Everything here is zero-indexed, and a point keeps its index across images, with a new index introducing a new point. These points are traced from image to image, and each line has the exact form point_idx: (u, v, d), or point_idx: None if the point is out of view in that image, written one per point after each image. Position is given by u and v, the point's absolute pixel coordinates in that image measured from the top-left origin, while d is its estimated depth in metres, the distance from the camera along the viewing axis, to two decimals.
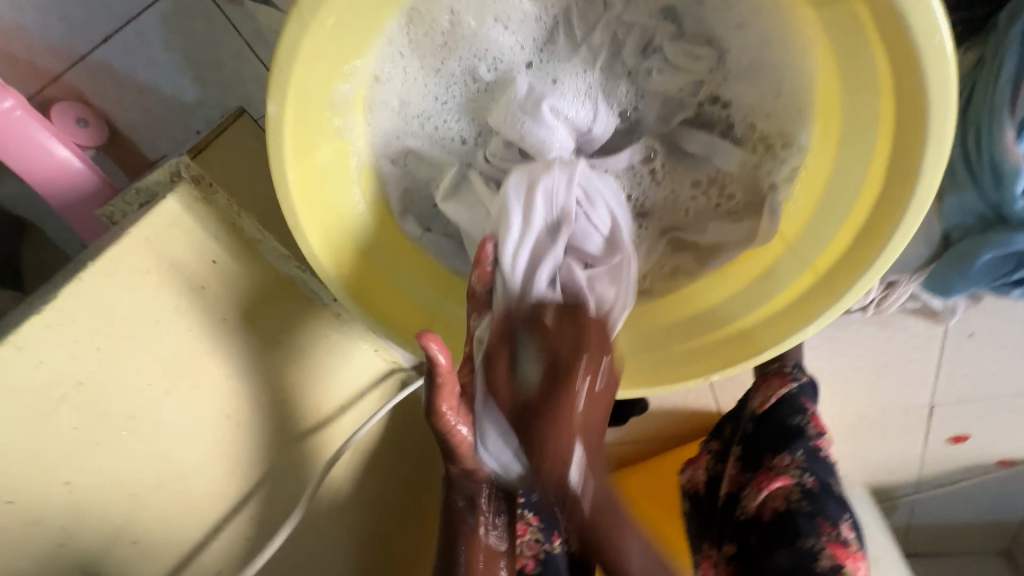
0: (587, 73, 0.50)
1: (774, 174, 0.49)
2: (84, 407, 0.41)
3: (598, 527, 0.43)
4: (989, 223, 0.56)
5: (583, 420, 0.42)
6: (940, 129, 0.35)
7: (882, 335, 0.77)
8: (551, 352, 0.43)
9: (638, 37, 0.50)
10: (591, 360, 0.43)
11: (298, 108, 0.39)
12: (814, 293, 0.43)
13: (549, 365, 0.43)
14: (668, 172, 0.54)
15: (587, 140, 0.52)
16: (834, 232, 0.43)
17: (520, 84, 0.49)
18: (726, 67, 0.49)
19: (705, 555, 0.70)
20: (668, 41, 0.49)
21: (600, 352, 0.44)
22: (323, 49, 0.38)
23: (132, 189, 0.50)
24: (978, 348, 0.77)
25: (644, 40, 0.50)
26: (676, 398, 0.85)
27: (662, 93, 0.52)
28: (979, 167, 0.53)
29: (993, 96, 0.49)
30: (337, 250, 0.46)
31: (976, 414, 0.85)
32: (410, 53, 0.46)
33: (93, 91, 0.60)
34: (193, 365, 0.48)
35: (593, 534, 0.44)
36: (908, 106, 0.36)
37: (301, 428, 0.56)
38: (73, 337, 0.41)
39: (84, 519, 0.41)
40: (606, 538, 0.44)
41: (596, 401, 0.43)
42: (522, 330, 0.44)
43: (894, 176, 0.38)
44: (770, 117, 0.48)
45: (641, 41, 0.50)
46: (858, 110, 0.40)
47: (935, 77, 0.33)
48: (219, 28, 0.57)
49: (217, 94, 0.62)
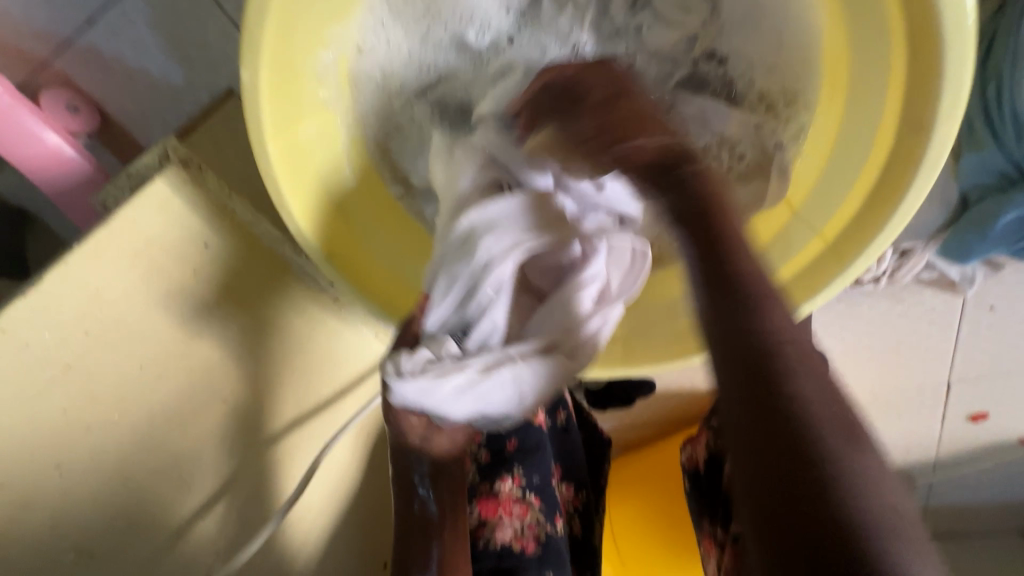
0: (576, 33, 0.48)
1: (777, 134, 0.46)
2: (74, 389, 0.41)
3: (784, 345, 0.32)
4: (1010, 181, 0.53)
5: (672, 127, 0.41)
6: (956, 69, 0.32)
7: (896, 310, 0.75)
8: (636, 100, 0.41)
9: None
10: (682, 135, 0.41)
11: (275, 77, 0.38)
12: (822, 262, 0.41)
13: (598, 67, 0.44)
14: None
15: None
16: (841, 197, 0.40)
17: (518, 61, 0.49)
18: (720, 19, 0.47)
19: (709, 535, 0.70)
20: None
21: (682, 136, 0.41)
22: (299, 9, 0.37)
23: (123, 174, 0.49)
24: (998, 321, 0.74)
25: None
26: (683, 379, 0.83)
27: (656, 50, 0.49)
28: (999, 121, 0.50)
29: (1015, 43, 0.47)
30: (323, 230, 0.45)
31: (995, 391, 0.82)
32: (391, 22, 0.45)
33: (81, 77, 0.59)
34: (188, 349, 0.47)
35: (778, 354, 0.32)
36: (923, 50, 0.33)
37: (298, 412, 0.56)
38: (60, 318, 0.41)
39: (77, 501, 0.41)
40: (792, 365, 0.32)
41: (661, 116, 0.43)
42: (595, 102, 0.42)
43: (906, 131, 0.36)
44: (773, 73, 0.46)
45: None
46: (868, 58, 0.37)
47: (950, 15, 0.31)
48: (203, 7, 0.56)
49: (206, 76, 0.60)
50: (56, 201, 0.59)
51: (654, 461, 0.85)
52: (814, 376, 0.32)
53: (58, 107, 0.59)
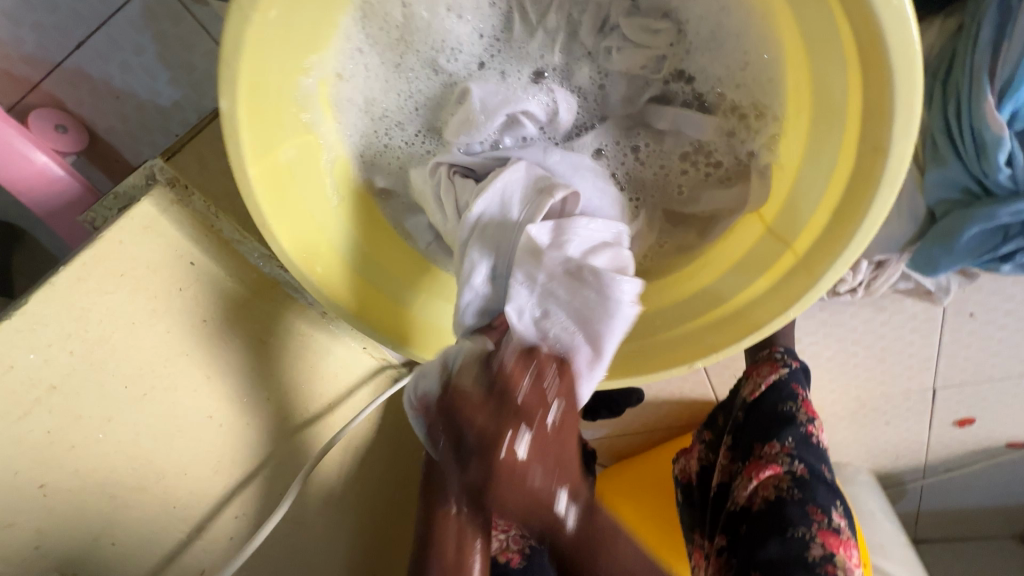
0: (546, 56, 0.51)
1: (748, 143, 0.49)
2: (58, 410, 0.42)
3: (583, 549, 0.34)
4: (973, 196, 0.54)
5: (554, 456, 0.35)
6: (907, 93, 0.33)
7: (879, 319, 0.76)
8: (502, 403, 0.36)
9: (593, 17, 0.51)
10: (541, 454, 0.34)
11: (251, 103, 0.39)
12: (794, 275, 0.42)
13: (481, 449, 0.35)
14: (652, 152, 0.54)
15: (553, 128, 0.53)
16: (813, 211, 0.41)
17: (473, 89, 0.49)
18: (686, 39, 0.50)
19: (698, 547, 0.70)
20: (623, 18, 0.50)
21: (544, 453, 0.35)
22: (270, 41, 0.38)
23: (111, 194, 0.49)
24: (979, 328, 0.75)
25: (600, 19, 0.51)
26: (671, 388, 0.84)
27: (624, 72, 0.52)
28: (960, 138, 0.51)
29: (972, 64, 0.48)
30: (308, 250, 0.45)
31: (980, 396, 0.82)
32: (368, 49, 0.47)
33: (72, 99, 0.60)
34: (172, 368, 0.48)
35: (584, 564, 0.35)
36: (874, 74, 0.34)
37: (287, 427, 0.57)
38: (45, 341, 0.41)
39: (64, 520, 0.42)
40: None
41: (550, 443, 0.35)
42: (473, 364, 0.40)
43: (865, 151, 0.36)
44: (741, 88, 0.47)
45: (597, 19, 0.51)
46: (828, 78, 0.38)
47: (896, 44, 0.32)
48: (187, 29, 0.57)
49: (193, 96, 0.61)
50: (46, 218, 0.59)
51: (643, 472, 0.86)
52: (615, 554, 0.35)
53: (47, 126, 0.59)
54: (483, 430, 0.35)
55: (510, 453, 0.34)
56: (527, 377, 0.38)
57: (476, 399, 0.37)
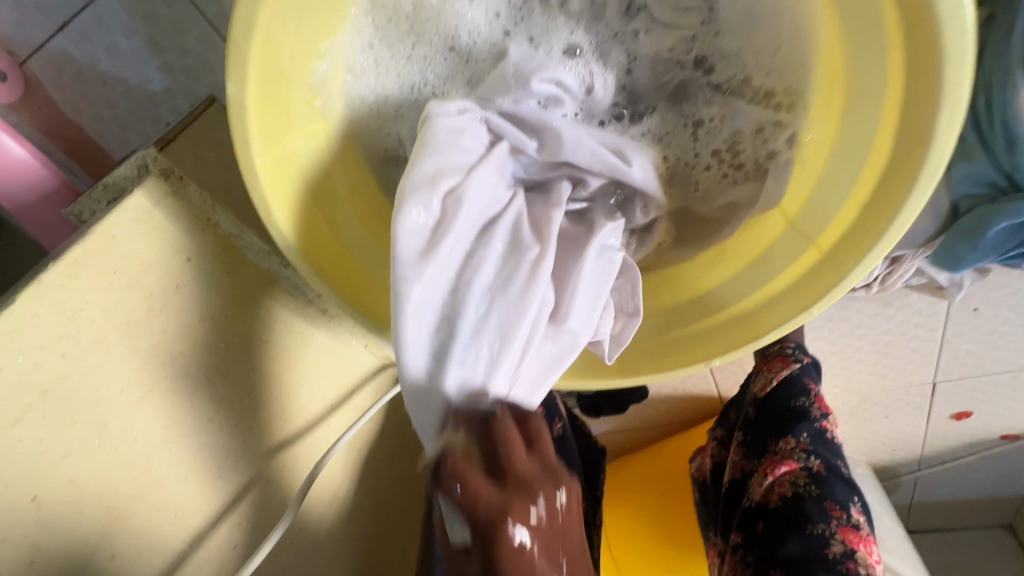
0: (574, 33, 0.48)
1: (772, 142, 0.47)
2: (52, 416, 0.38)
3: None
4: (999, 191, 0.54)
5: (544, 544, 0.36)
6: (954, 83, 0.32)
7: (884, 314, 0.76)
8: (480, 498, 0.36)
9: None
10: (520, 496, 0.36)
11: (261, 86, 0.37)
12: (817, 271, 0.41)
13: (484, 516, 0.35)
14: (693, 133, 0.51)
15: (589, 105, 0.50)
16: (839, 204, 0.40)
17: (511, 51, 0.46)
18: (717, 18, 0.47)
19: (715, 544, 0.69)
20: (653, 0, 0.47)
21: (528, 490, 0.37)
22: (281, 26, 0.36)
23: (99, 185, 0.45)
24: (982, 323, 0.75)
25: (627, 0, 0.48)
26: (675, 383, 0.84)
27: (653, 55, 0.49)
28: (990, 132, 0.51)
29: (1005, 56, 0.48)
30: (313, 243, 0.43)
31: (979, 390, 0.83)
32: (379, 45, 0.45)
33: (55, 85, 0.56)
34: (171, 370, 0.46)
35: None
36: (918, 55, 0.33)
37: (288, 431, 0.55)
38: (37, 341, 0.38)
39: (58, 535, 0.39)
40: None
41: (545, 515, 0.37)
42: (449, 509, 0.37)
43: (902, 142, 0.36)
44: (771, 74, 0.46)
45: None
46: (863, 61, 0.37)
47: (949, 28, 0.31)
48: (179, 10, 0.54)
49: (187, 84, 0.58)
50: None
51: (650, 467, 0.86)
52: None
53: None
54: (496, 498, 0.36)
55: (518, 535, 0.35)
56: (536, 509, 0.36)
57: (469, 467, 0.37)
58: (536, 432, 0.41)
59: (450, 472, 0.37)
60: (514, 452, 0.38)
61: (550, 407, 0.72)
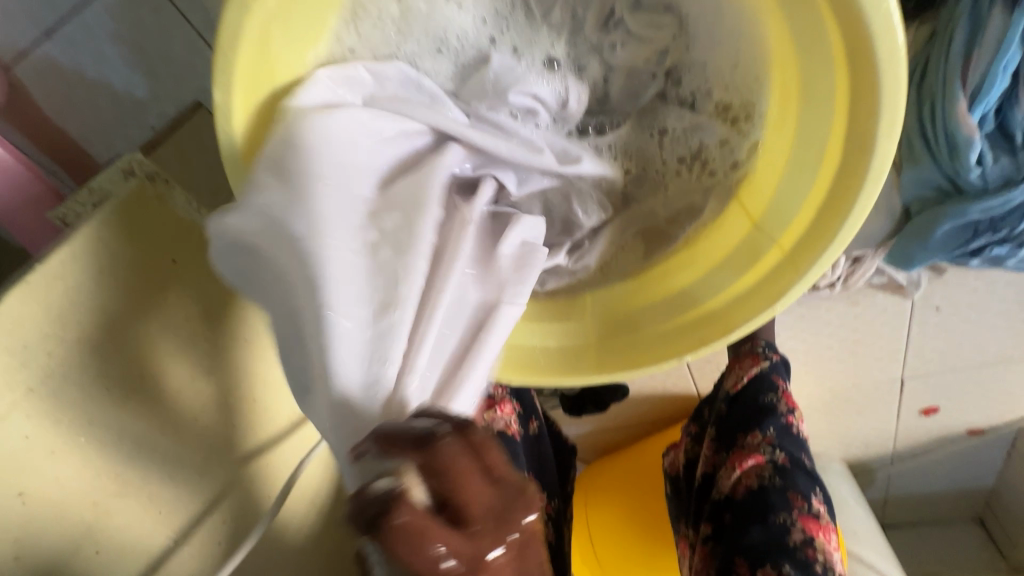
0: (553, 45, 0.51)
1: (737, 151, 0.49)
2: (37, 414, 0.39)
3: None
4: (945, 194, 0.58)
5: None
6: (892, 96, 0.35)
7: (853, 313, 0.79)
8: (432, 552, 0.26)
9: (598, 11, 0.50)
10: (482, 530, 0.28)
11: (246, 89, 0.38)
12: (778, 271, 0.44)
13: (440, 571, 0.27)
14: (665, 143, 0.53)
15: (564, 116, 0.52)
16: (798, 207, 0.43)
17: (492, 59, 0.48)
18: (687, 32, 0.50)
19: (682, 535, 0.72)
20: (628, 12, 0.49)
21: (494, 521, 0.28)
22: (277, 31, 0.39)
23: (84, 189, 0.46)
24: (943, 320, 0.79)
25: (606, 13, 0.50)
26: (654, 382, 0.86)
27: (629, 65, 0.52)
28: (935, 140, 0.54)
29: (945, 70, 0.51)
30: None
31: (944, 386, 0.87)
32: (361, 50, 0.45)
33: (40, 91, 0.57)
34: (160, 370, 0.46)
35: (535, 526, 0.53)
36: (862, 68, 0.36)
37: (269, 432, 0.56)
38: (26, 338, 0.38)
39: (41, 533, 0.39)
40: None
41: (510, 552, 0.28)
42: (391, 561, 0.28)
43: (851, 150, 0.38)
44: (731, 89, 0.48)
45: (602, 13, 0.50)
46: (813, 72, 0.39)
47: (885, 45, 0.34)
48: (167, 17, 0.55)
49: (173, 90, 0.59)
50: None
51: (631, 465, 0.88)
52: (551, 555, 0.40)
53: None
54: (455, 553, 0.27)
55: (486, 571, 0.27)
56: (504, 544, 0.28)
57: (422, 514, 0.27)
58: (483, 443, 0.30)
59: (398, 528, 0.26)
60: (467, 481, 0.28)
61: (527, 406, 0.73)
